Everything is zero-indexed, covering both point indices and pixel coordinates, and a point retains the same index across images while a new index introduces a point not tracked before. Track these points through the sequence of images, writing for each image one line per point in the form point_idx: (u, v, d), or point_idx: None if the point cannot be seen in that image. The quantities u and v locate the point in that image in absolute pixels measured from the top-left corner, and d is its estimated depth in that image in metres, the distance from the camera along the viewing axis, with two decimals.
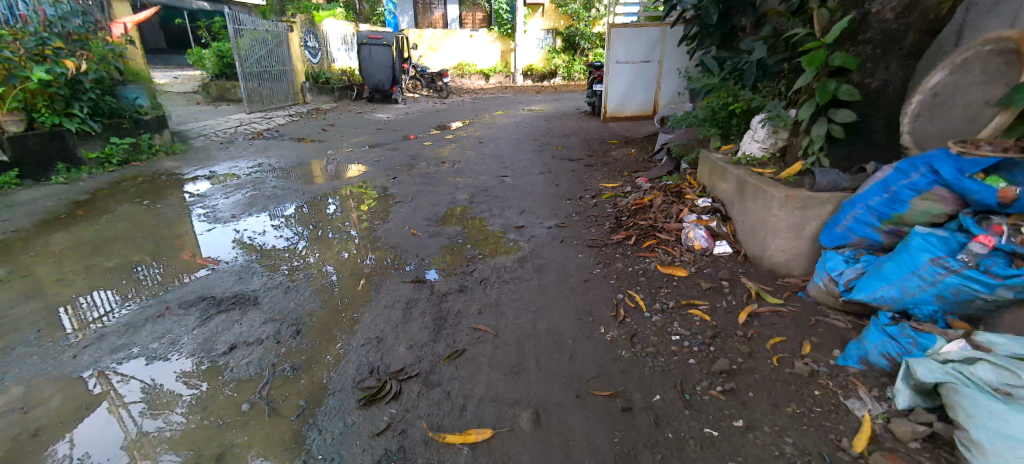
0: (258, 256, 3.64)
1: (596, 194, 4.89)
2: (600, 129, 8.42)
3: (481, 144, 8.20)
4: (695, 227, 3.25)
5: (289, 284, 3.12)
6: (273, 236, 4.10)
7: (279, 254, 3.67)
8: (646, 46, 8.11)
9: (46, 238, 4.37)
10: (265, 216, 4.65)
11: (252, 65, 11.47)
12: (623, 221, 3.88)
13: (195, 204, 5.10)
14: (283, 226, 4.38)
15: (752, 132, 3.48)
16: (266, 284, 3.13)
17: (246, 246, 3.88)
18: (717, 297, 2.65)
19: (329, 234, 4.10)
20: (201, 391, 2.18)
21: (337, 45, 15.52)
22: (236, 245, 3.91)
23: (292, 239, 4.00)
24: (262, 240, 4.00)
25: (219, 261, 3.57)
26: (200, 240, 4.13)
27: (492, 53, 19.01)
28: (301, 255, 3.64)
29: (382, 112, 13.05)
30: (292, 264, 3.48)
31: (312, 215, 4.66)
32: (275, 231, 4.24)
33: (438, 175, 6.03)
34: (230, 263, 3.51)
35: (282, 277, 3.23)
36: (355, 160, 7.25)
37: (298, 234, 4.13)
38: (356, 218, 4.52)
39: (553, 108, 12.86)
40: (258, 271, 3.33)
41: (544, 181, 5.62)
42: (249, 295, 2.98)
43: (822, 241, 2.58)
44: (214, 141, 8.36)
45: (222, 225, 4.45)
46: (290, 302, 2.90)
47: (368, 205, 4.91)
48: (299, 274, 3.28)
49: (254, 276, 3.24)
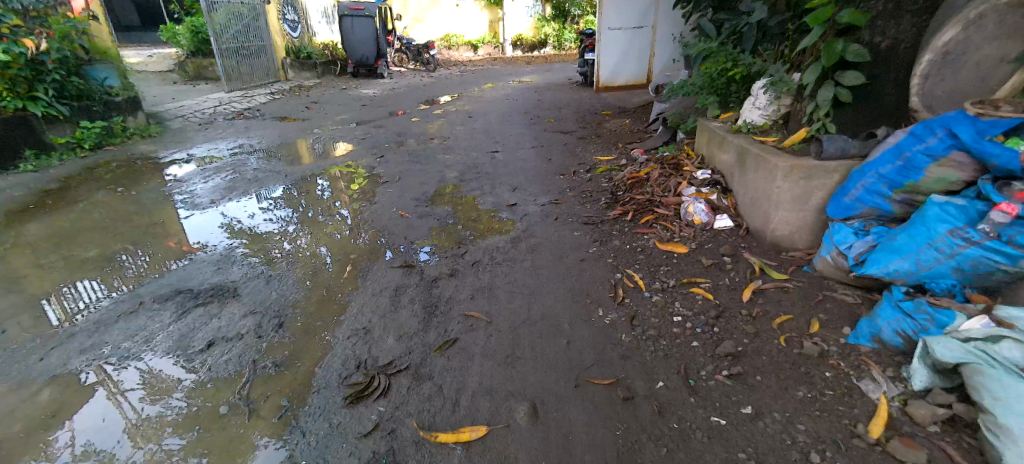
0: (246, 241, 3.48)
1: (590, 169, 4.73)
2: (592, 101, 8.19)
3: (470, 119, 7.95)
4: (695, 201, 3.14)
5: (274, 272, 3.00)
6: (261, 218, 3.94)
7: (268, 238, 3.51)
8: (639, 11, 7.83)
9: (20, 229, 4.18)
10: (252, 199, 4.47)
11: (228, 41, 11.03)
12: (619, 197, 3.76)
13: (174, 190, 4.90)
14: (271, 208, 4.20)
15: (754, 99, 3.34)
16: (254, 271, 3.01)
17: (234, 230, 3.73)
18: (719, 275, 2.54)
19: (319, 216, 3.93)
20: (201, 375, 2.13)
21: (316, 18, 14.96)
22: (224, 230, 3.74)
23: (282, 222, 3.83)
24: (250, 224, 3.83)
25: (211, 248, 3.42)
26: (186, 225, 3.96)
27: (479, 22, 18.36)
28: (291, 237, 3.52)
29: (368, 88, 12.69)
30: (280, 248, 3.34)
31: (300, 197, 4.49)
32: (263, 214, 4.07)
33: (427, 152, 5.85)
34: (223, 248, 3.37)
35: (263, 265, 3.08)
36: (341, 138, 7.03)
37: (288, 217, 3.96)
38: (347, 198, 4.38)
39: (544, 79, 12.56)
40: (235, 262, 3.16)
41: (536, 155, 5.45)
42: (240, 283, 2.88)
43: (828, 213, 2.44)
44: (192, 122, 8.06)
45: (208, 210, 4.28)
46: (278, 290, 2.78)
47: (359, 184, 4.75)
48: (289, 260, 3.16)
49: (235, 265, 3.10)
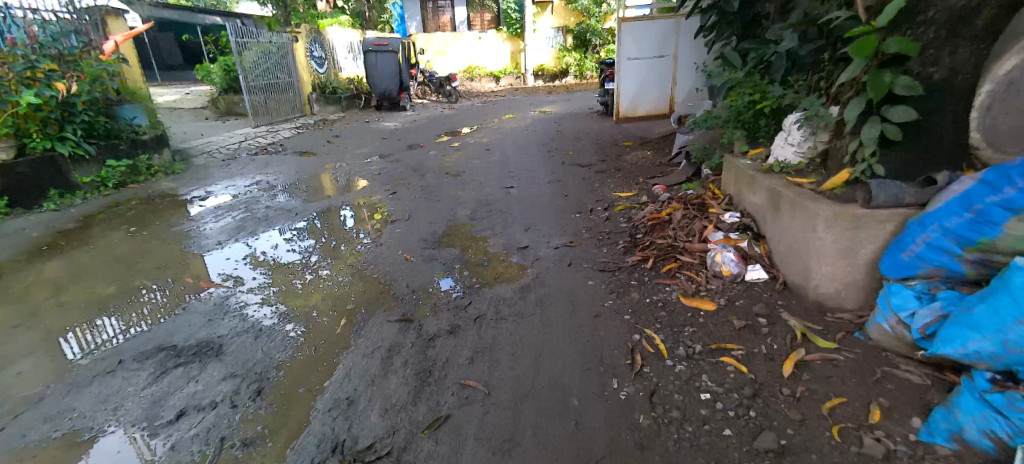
0: (269, 274, 3.51)
1: (608, 206, 4.49)
2: (612, 131, 7.95)
3: (487, 152, 7.82)
4: (723, 249, 2.84)
5: (292, 307, 2.96)
6: (284, 250, 3.99)
7: (291, 268, 3.61)
8: (660, 40, 7.63)
9: (42, 266, 4.15)
10: (279, 229, 4.60)
11: (256, 78, 11.34)
12: (638, 239, 3.49)
13: (190, 225, 4.88)
14: (295, 239, 4.28)
15: (786, 134, 3.08)
16: (271, 307, 2.98)
17: (257, 262, 3.78)
18: (754, 341, 2.23)
19: (341, 246, 4.02)
20: (224, 406, 2.13)
21: (343, 54, 15.36)
22: (248, 259, 3.82)
23: (304, 253, 3.91)
24: (274, 254, 3.91)
25: (235, 279, 3.45)
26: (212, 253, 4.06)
27: (501, 54, 18.64)
28: (313, 267, 3.59)
29: (390, 120, 12.81)
30: (305, 279, 3.40)
31: (323, 228, 4.58)
32: (287, 244, 4.15)
33: (440, 188, 5.70)
34: (251, 281, 3.41)
35: (272, 306, 3.00)
36: (358, 172, 6.98)
37: (310, 247, 4.04)
38: (370, 228, 4.44)
39: (565, 109, 12.44)
40: (245, 306, 3.01)
41: (552, 191, 5.23)
42: (265, 317, 2.86)
43: (881, 270, 2.12)
44: (215, 158, 8.15)
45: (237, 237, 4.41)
46: (299, 326, 2.74)
47: (381, 215, 4.83)
48: (312, 291, 3.19)
49: (247, 308, 2.98)
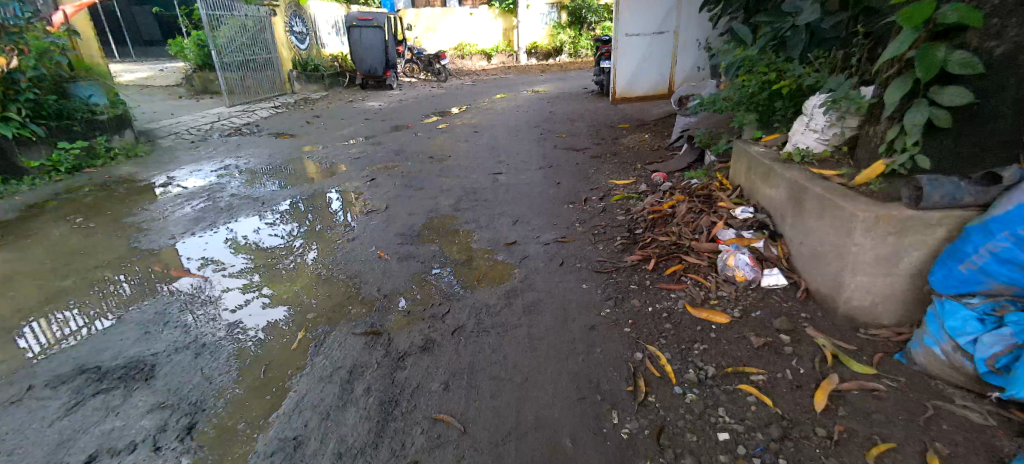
0: (251, 257, 3.38)
1: (604, 196, 4.18)
2: (608, 114, 7.56)
3: (476, 134, 7.42)
4: (736, 250, 2.52)
5: (277, 292, 2.84)
6: (267, 232, 3.83)
7: (274, 253, 3.45)
8: (660, 16, 7.21)
9: None
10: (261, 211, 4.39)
11: (230, 55, 10.72)
12: (637, 236, 3.17)
13: (155, 211, 4.55)
14: (278, 222, 4.10)
15: (807, 119, 2.78)
16: (255, 294, 2.86)
17: (239, 245, 3.62)
18: (777, 363, 1.92)
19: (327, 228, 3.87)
20: (163, 435, 1.82)
21: (326, 30, 14.70)
22: (230, 244, 3.64)
23: (288, 236, 3.75)
24: (257, 238, 3.74)
25: (215, 264, 3.30)
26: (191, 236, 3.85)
27: (493, 31, 17.95)
28: (298, 252, 3.44)
29: (375, 100, 12.30)
30: (290, 262, 3.27)
31: (308, 210, 4.38)
32: (270, 228, 3.97)
33: (423, 174, 5.34)
34: (233, 265, 3.27)
35: (249, 293, 2.85)
36: (337, 156, 6.58)
37: (294, 230, 3.87)
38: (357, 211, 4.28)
39: (558, 88, 11.98)
40: (218, 300, 2.80)
41: (543, 179, 4.91)
42: (246, 303, 2.74)
43: (931, 282, 1.82)
44: (185, 139, 7.68)
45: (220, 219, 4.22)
46: (289, 309, 2.65)
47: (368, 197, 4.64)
48: (298, 276, 3.05)
49: (219, 301, 2.78)
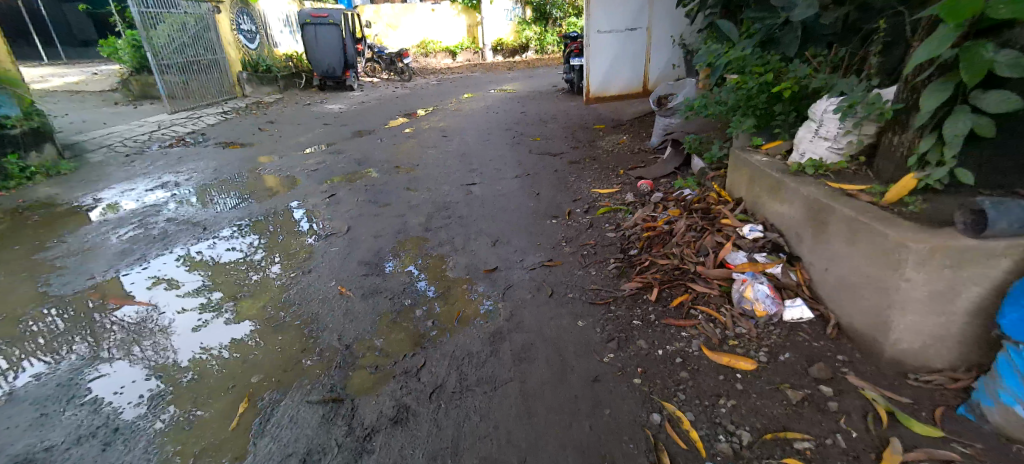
0: (207, 274, 3.34)
1: (588, 209, 3.94)
2: (582, 115, 7.29)
3: (444, 139, 7.04)
4: (753, 280, 2.21)
5: (241, 308, 2.87)
6: (224, 246, 3.78)
7: (234, 268, 3.41)
8: (633, 11, 6.94)
9: None
10: (215, 223, 4.31)
11: (168, 57, 10.06)
12: (633, 258, 2.87)
13: (87, 236, 4.23)
14: (237, 235, 4.02)
15: (816, 126, 2.50)
16: (214, 314, 2.86)
17: (193, 262, 3.57)
18: (822, 425, 1.63)
19: (291, 238, 3.84)
20: None
21: (278, 28, 13.97)
22: (182, 262, 3.56)
23: (247, 250, 3.70)
24: (212, 253, 3.68)
25: (169, 282, 3.26)
26: (139, 255, 3.76)
27: (457, 28, 17.38)
28: (261, 265, 3.42)
29: (335, 102, 11.71)
30: (252, 278, 3.25)
31: (269, 220, 4.29)
32: (226, 242, 3.89)
33: (388, 187, 4.96)
34: (188, 284, 3.23)
35: (209, 313, 2.86)
36: (292, 166, 6.12)
37: (253, 244, 3.81)
38: (329, 212, 4.35)
39: (526, 86, 11.69)
40: (169, 325, 2.77)
41: (520, 190, 4.65)
42: (206, 323, 2.75)
43: (1000, 323, 1.55)
44: (117, 154, 7.23)
45: (168, 234, 4.12)
46: (256, 321, 2.72)
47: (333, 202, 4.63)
48: (265, 289, 3.07)
49: (172, 325, 2.76)
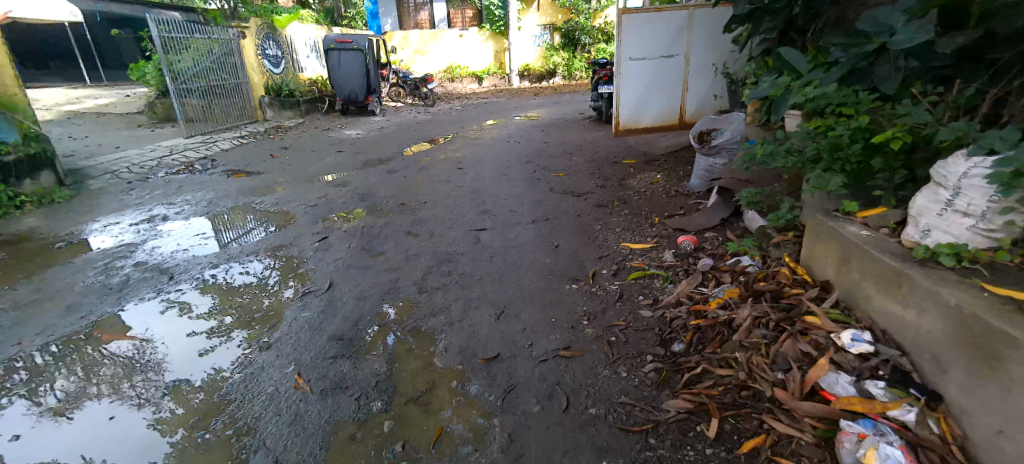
0: (219, 297, 3.29)
1: (618, 271, 3.26)
2: (611, 149, 6.63)
3: (460, 172, 6.47)
4: (878, 438, 1.51)
5: (250, 332, 2.82)
6: (239, 269, 3.69)
7: (246, 293, 3.33)
8: (668, 36, 6.28)
9: None
10: (231, 242, 4.27)
11: (188, 81, 9.90)
12: (677, 359, 2.17)
13: (85, 260, 4.06)
14: (250, 257, 3.94)
15: (947, 195, 1.77)
16: (222, 338, 2.80)
17: (207, 284, 3.50)
18: None
19: (305, 264, 3.74)
20: None
21: (304, 52, 13.88)
22: (196, 283, 3.51)
23: (263, 273, 3.62)
24: (225, 276, 3.60)
25: (179, 306, 3.20)
26: (153, 272, 3.72)
27: (484, 54, 17.20)
28: (272, 290, 3.34)
29: (354, 127, 11.38)
30: (264, 303, 3.19)
31: (286, 243, 4.21)
32: (239, 265, 3.79)
33: (389, 229, 4.40)
34: (200, 307, 3.19)
35: (218, 338, 2.80)
36: (294, 199, 5.65)
37: (269, 266, 3.73)
38: (343, 246, 4.03)
39: (552, 113, 11.16)
40: (169, 354, 2.69)
41: (538, 239, 4.02)
42: (213, 348, 2.70)
43: None
44: (120, 180, 6.93)
45: (184, 252, 4.08)
46: (268, 341, 2.69)
47: (331, 242, 4.16)
48: (275, 313, 3.02)
49: (176, 352, 2.70)
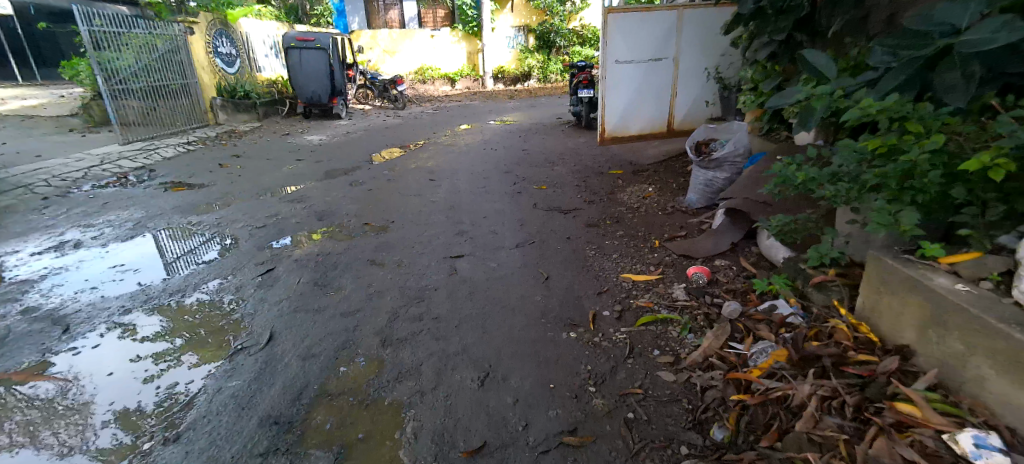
0: (169, 317, 3.17)
1: (623, 315, 2.77)
2: (595, 158, 6.15)
3: (431, 184, 5.88)
4: None
5: (202, 354, 2.75)
6: (191, 289, 3.55)
7: (197, 311, 3.22)
8: (657, 38, 5.86)
9: None
10: (184, 259, 4.15)
11: (124, 81, 9.03)
12: (722, 455, 1.71)
13: None
14: (202, 272, 3.82)
15: None
16: (171, 362, 2.71)
17: (155, 304, 3.37)
18: None
19: (260, 285, 3.51)
20: None
21: (263, 51, 12.98)
22: (142, 303, 3.38)
23: (216, 291, 3.50)
24: (174, 295, 3.47)
25: (124, 328, 3.08)
26: (94, 296, 3.51)
27: (456, 55, 16.61)
28: (228, 309, 3.22)
29: (317, 132, 10.60)
30: (220, 322, 3.08)
31: (243, 257, 4.04)
32: (189, 283, 3.64)
33: (349, 261, 3.79)
34: (144, 329, 3.06)
35: (166, 362, 2.70)
36: (239, 220, 4.97)
37: (223, 284, 3.59)
38: (289, 286, 3.45)
39: (529, 117, 10.64)
40: (111, 381, 2.57)
41: (522, 268, 3.49)
42: (160, 373, 2.61)
43: None
44: (37, 197, 6.11)
45: (131, 275, 3.89)
46: (222, 363, 2.64)
47: (275, 281, 3.55)
48: (229, 333, 2.94)
49: (119, 378, 2.59)
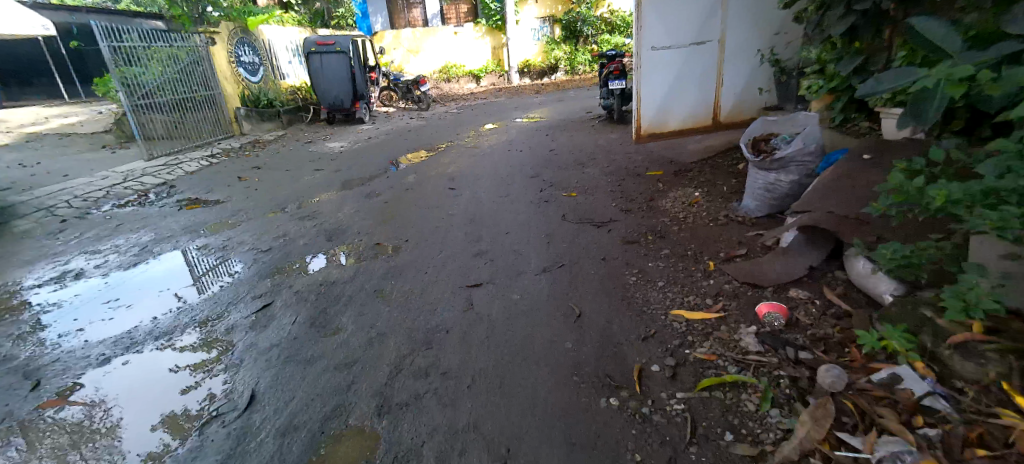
0: (206, 326, 3.13)
1: (677, 376, 2.19)
2: (630, 157, 5.50)
3: (451, 193, 5.36)
4: None
5: (237, 364, 2.69)
6: (226, 297, 3.49)
7: (232, 320, 3.16)
8: (698, 19, 5.16)
9: None
10: (222, 264, 4.16)
11: (150, 95, 8.90)
12: None
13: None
14: (235, 282, 3.74)
15: None
16: (207, 373, 2.66)
17: (195, 310, 3.36)
18: None
19: (255, 325, 3.06)
20: None
21: (285, 57, 12.77)
22: (180, 311, 3.36)
23: (245, 301, 3.39)
24: (210, 304, 3.43)
25: (166, 336, 3.07)
26: (137, 308, 3.51)
27: (480, 51, 16.07)
28: (258, 321, 3.11)
29: (339, 138, 10.28)
30: (255, 331, 2.99)
31: (274, 270, 3.87)
32: (223, 293, 3.59)
33: (352, 293, 3.32)
34: (184, 338, 3.03)
35: (204, 372, 2.66)
36: (245, 241, 4.60)
37: (256, 295, 3.46)
38: (284, 326, 3.00)
39: (558, 112, 9.99)
40: (156, 389, 2.57)
41: (550, 301, 2.92)
42: (197, 384, 2.57)
43: None
44: (54, 220, 5.94)
45: (169, 285, 3.87)
46: (260, 372, 2.59)
47: (266, 321, 3.09)
48: (263, 343, 2.86)
49: (162, 386, 2.58)
